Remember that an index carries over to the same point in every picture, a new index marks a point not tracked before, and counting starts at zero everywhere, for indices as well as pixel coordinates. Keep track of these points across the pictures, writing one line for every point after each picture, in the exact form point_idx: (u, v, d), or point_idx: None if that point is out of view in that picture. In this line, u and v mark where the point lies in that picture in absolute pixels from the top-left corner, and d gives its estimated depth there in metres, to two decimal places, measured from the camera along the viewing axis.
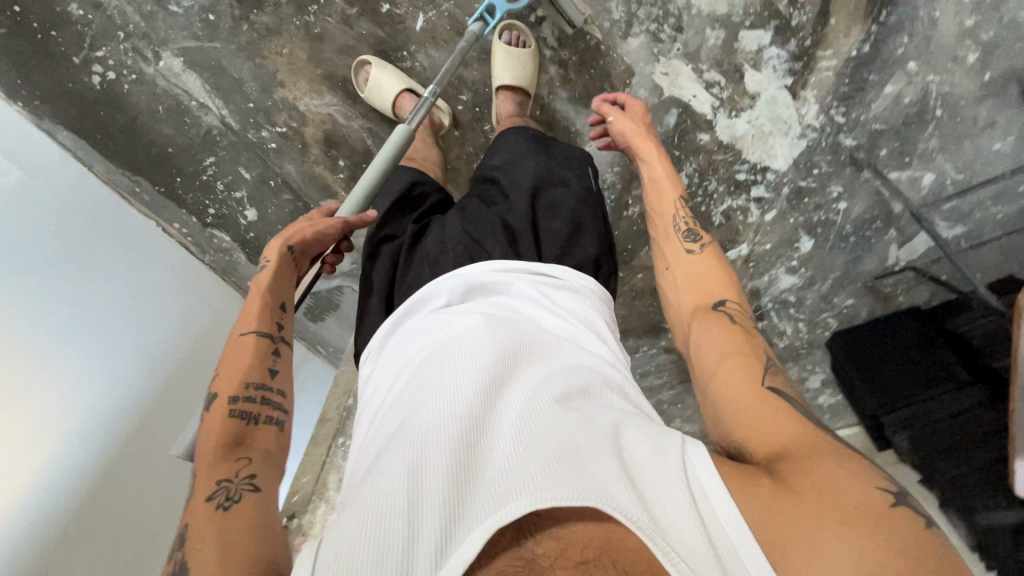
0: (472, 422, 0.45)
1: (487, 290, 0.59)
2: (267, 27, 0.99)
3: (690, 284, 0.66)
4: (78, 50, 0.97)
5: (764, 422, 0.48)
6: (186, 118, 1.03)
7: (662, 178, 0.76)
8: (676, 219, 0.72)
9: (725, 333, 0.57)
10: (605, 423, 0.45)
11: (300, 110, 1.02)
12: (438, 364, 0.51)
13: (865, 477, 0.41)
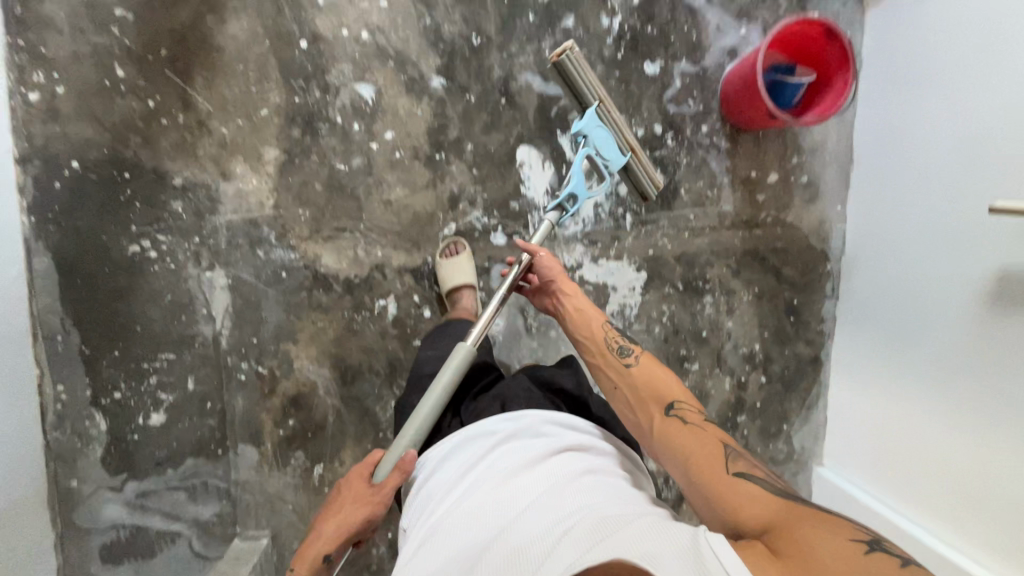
0: (535, 525, 0.62)
1: (528, 429, 0.77)
2: (319, 303, 1.08)
3: (637, 398, 0.78)
4: (145, 225, 1.02)
5: (742, 509, 0.60)
6: (182, 315, 1.04)
7: (586, 313, 0.91)
8: (609, 341, 0.86)
9: (687, 438, 0.70)
10: (623, 524, 0.58)
11: (291, 364, 1.09)
12: (491, 489, 0.69)
13: (843, 534, 0.53)
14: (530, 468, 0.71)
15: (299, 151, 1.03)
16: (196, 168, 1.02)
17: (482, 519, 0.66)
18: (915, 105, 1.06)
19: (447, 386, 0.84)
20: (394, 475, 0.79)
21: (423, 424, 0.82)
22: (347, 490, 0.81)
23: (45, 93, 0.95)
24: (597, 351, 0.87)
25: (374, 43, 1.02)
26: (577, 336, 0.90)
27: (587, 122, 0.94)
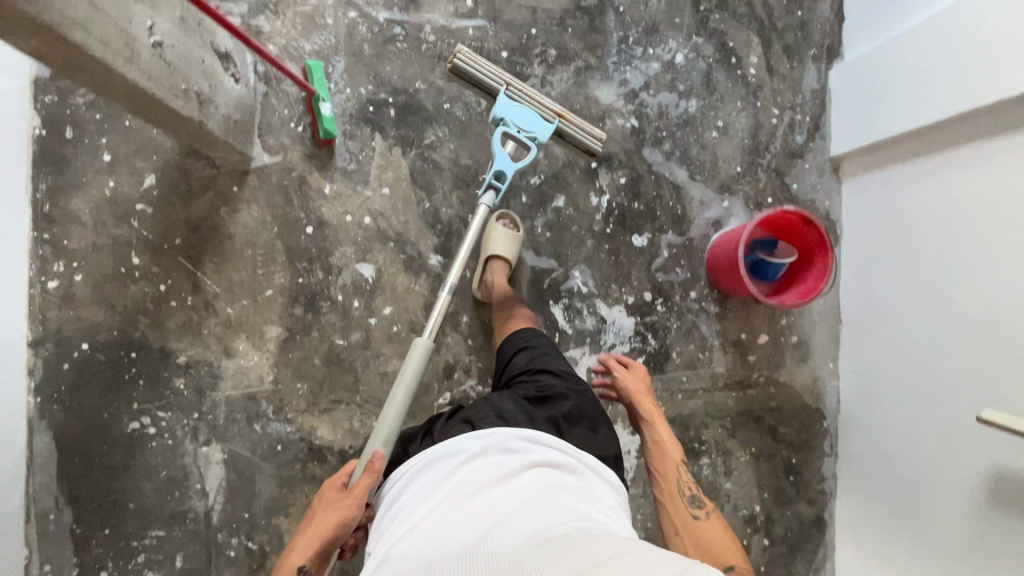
0: (512, 538, 0.57)
1: (526, 458, 0.72)
2: (312, 475, 1.08)
3: (672, 501, 0.83)
4: (146, 401, 1.04)
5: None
6: (175, 491, 1.05)
7: (669, 449, 0.90)
8: (679, 471, 0.87)
9: (728, 554, 0.75)
10: (609, 549, 0.52)
11: (281, 539, 1.07)
12: (480, 509, 0.64)
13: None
14: (523, 491, 0.66)
15: (300, 329, 1.07)
16: (201, 346, 1.05)
17: (463, 533, 0.61)
18: (891, 285, 1.10)
19: (406, 392, 0.87)
20: (364, 480, 0.79)
21: (391, 422, 0.85)
22: (321, 502, 0.81)
23: (63, 280, 1.02)
24: (667, 491, 0.85)
25: (375, 227, 1.09)
26: (650, 468, 0.89)
27: (502, 105, 1.01)
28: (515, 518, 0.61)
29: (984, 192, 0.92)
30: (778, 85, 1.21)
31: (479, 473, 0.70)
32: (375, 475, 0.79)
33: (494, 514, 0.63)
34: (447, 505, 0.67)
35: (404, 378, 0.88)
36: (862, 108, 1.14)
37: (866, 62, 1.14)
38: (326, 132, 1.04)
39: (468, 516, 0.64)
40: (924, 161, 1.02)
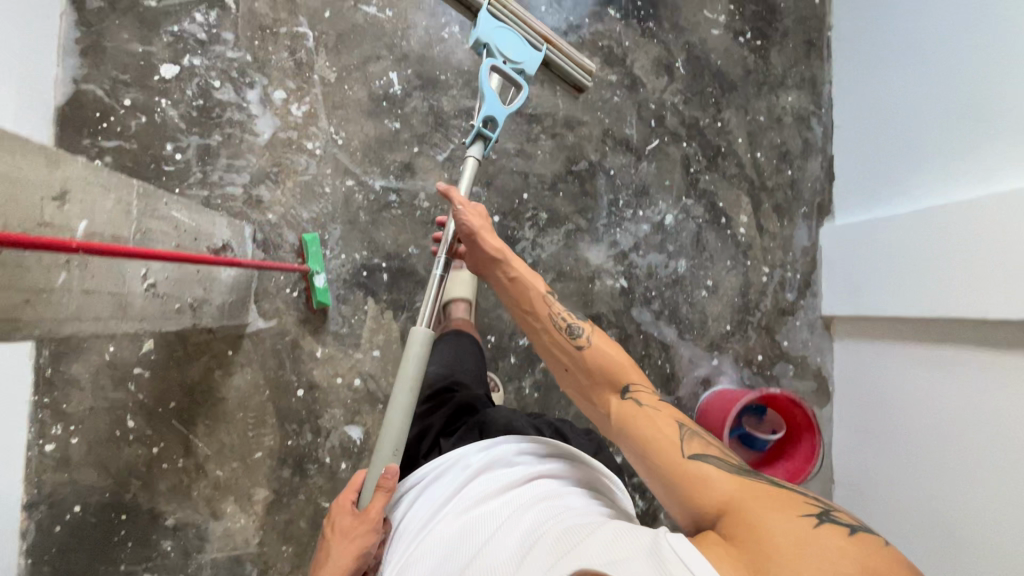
0: (500, 549, 0.55)
1: (511, 456, 0.69)
2: None
3: (586, 373, 0.71)
4: (133, 563, 1.05)
5: (700, 491, 0.55)
6: None
7: (599, 351, 0.72)
8: (556, 322, 0.74)
9: (642, 421, 0.63)
10: (586, 534, 0.53)
11: None
12: (471, 515, 0.62)
13: (794, 511, 0.51)
14: (507, 491, 0.64)
15: (287, 491, 1.09)
16: (190, 508, 1.07)
17: (458, 546, 0.59)
18: (889, 454, 1.06)
19: (404, 403, 0.72)
20: (379, 497, 0.69)
21: (388, 454, 0.70)
22: (337, 527, 0.68)
23: (60, 442, 1.03)
24: (584, 376, 0.71)
25: (366, 389, 1.11)
26: (566, 360, 0.72)
27: (485, 26, 0.85)
28: (508, 522, 0.59)
29: (958, 407, 0.91)
30: (768, 243, 1.22)
31: (469, 485, 0.67)
32: (389, 490, 0.69)
33: (487, 521, 0.60)
34: (441, 514, 0.64)
35: (400, 380, 0.73)
36: (847, 276, 1.15)
37: (851, 233, 1.15)
38: (320, 302, 1.07)
39: (462, 529, 0.61)
40: (915, 348, 1.00)
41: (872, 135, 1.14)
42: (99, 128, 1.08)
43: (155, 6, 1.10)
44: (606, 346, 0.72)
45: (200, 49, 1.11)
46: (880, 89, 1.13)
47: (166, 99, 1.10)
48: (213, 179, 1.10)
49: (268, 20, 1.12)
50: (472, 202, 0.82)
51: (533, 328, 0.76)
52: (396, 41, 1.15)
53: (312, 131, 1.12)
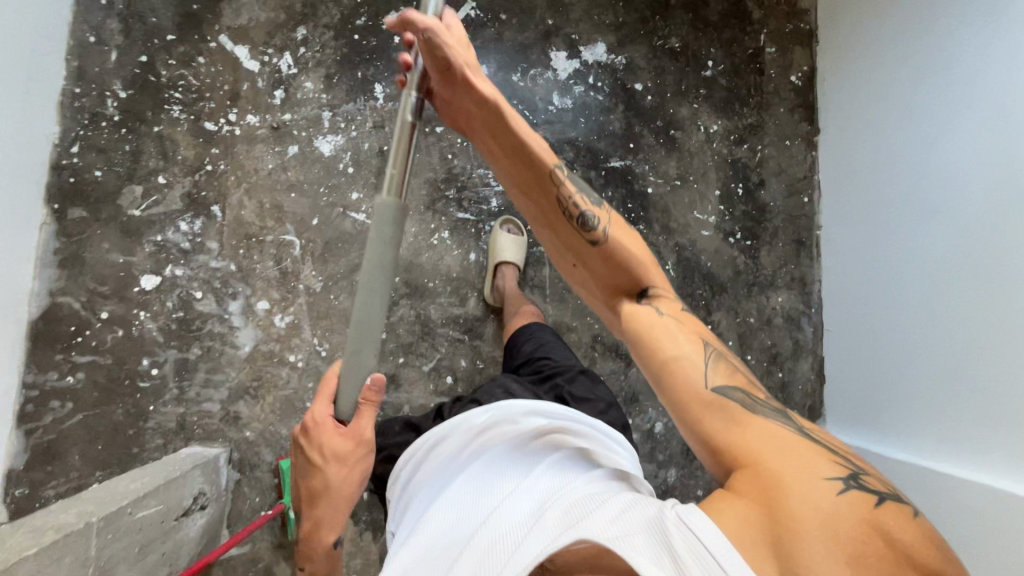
0: (511, 510, 0.56)
1: (510, 418, 0.76)
2: None
3: (607, 304, 0.66)
4: None
5: (716, 425, 0.51)
6: None
7: (620, 253, 0.64)
8: (569, 203, 0.65)
9: (655, 330, 0.58)
10: (593, 505, 0.52)
11: None
12: (477, 482, 0.64)
13: (817, 471, 0.46)
14: (514, 451, 0.67)
15: None
16: None
17: (462, 511, 0.61)
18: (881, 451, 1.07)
19: (389, 240, 0.62)
20: (365, 412, 0.68)
21: (369, 357, 0.65)
22: (322, 451, 0.68)
23: None
24: (591, 274, 0.66)
25: None
26: (579, 258, 0.66)
27: None
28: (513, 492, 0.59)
29: (943, 409, 0.96)
30: None
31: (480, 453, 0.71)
32: (376, 402, 0.68)
33: (495, 488, 0.61)
34: (450, 482, 0.68)
35: (374, 231, 0.62)
36: None
37: None
38: (291, 534, 1.04)
39: (467, 499, 0.62)
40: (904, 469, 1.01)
41: (852, 305, 1.18)
42: (73, 343, 1.05)
43: (139, 215, 1.08)
44: (626, 233, 0.66)
45: (183, 258, 1.08)
46: (862, 267, 1.17)
47: (145, 311, 1.07)
48: (190, 394, 1.06)
49: (254, 227, 1.11)
50: (455, 26, 0.66)
51: (556, 240, 0.67)
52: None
53: (295, 342, 1.09)
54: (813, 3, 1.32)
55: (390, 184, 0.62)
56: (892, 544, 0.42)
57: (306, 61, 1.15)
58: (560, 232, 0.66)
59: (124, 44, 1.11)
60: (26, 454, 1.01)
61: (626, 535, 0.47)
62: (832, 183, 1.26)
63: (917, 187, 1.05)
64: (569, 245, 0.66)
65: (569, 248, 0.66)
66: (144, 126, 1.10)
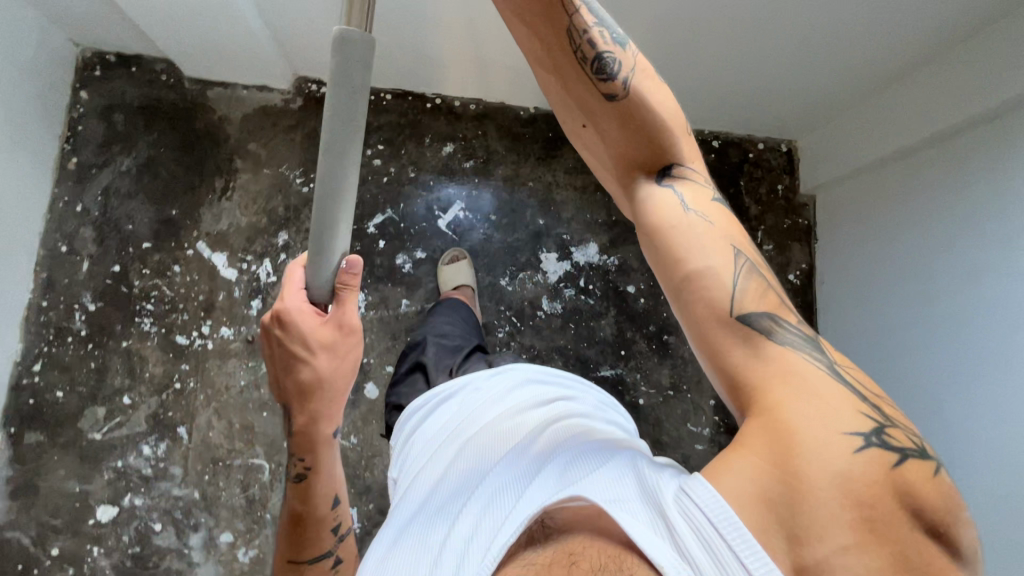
0: (496, 481, 0.51)
1: (510, 385, 0.71)
2: None
3: (620, 172, 0.51)
4: None
5: (736, 352, 0.43)
6: None
7: (642, 120, 0.49)
8: (582, 57, 0.49)
9: (672, 211, 0.47)
10: (592, 466, 0.48)
11: None
12: (459, 457, 0.59)
13: (837, 423, 0.39)
14: (496, 420, 0.63)
15: None
16: None
17: (442, 485, 0.55)
18: None
19: (357, 117, 0.50)
20: (348, 302, 0.62)
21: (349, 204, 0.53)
22: (300, 343, 0.62)
23: None
24: (602, 153, 0.52)
25: None
26: (586, 122, 0.51)
27: None
28: (503, 460, 0.54)
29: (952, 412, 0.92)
30: None
31: (478, 412, 0.67)
32: (356, 290, 0.61)
33: (484, 457, 0.57)
34: (434, 451, 0.63)
35: (333, 92, 0.48)
36: None
37: None
38: None
39: (472, 458, 0.57)
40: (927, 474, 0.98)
41: None
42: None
43: (99, 439, 1.02)
44: (656, 92, 0.50)
45: (143, 485, 1.02)
46: None
47: (99, 546, 1.00)
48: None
49: (221, 450, 1.05)
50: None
51: (555, 95, 0.51)
52: (357, 466, 1.07)
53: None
54: (811, 199, 1.29)
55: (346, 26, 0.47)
56: (902, 511, 0.37)
57: (286, 268, 1.11)
58: (565, 65, 0.50)
59: (96, 254, 1.07)
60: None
61: (620, 500, 0.43)
62: (834, 338, 1.21)
63: (925, 361, 0.98)
64: (580, 99, 0.50)
65: (563, 104, 0.52)
66: (111, 341, 1.05)
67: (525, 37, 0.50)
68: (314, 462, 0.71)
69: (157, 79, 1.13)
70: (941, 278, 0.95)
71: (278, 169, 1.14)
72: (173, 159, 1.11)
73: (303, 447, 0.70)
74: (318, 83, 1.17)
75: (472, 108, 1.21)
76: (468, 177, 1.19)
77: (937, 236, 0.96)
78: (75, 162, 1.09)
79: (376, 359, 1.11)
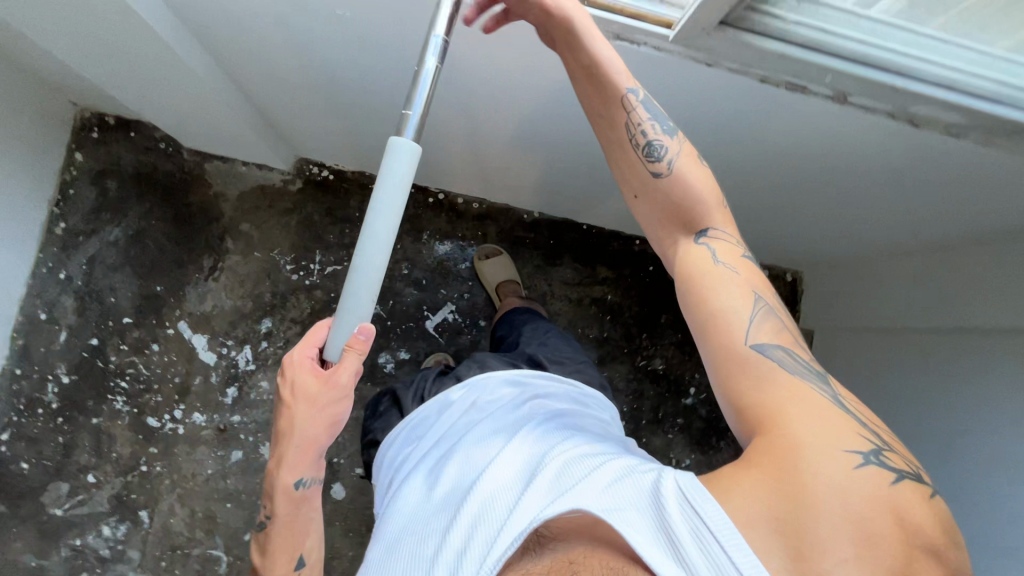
0: (498, 476, 0.53)
1: (501, 388, 0.74)
2: None
3: (657, 211, 0.56)
4: None
5: (750, 381, 0.47)
6: None
7: (685, 181, 0.55)
8: (624, 104, 0.54)
9: (700, 259, 0.53)
10: (590, 469, 0.49)
11: None
12: (460, 453, 0.61)
13: (836, 443, 0.43)
14: (497, 420, 0.66)
15: None
16: None
17: (450, 477, 0.58)
18: None
19: (392, 210, 0.46)
20: (347, 360, 0.52)
21: (363, 305, 0.49)
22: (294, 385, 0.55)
23: None
24: (645, 202, 0.56)
25: None
26: (636, 175, 0.55)
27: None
28: (503, 454, 0.56)
29: None
30: None
31: (484, 410, 0.70)
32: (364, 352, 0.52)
33: (483, 451, 0.59)
34: (436, 453, 0.65)
35: (377, 195, 0.45)
36: None
37: None
38: None
39: (482, 447, 0.60)
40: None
41: None
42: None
43: (60, 515, 1.01)
44: (692, 163, 0.55)
45: (99, 565, 1.02)
46: None
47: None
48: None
49: (181, 538, 1.05)
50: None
51: (607, 138, 0.57)
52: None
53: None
54: (808, 331, 1.27)
55: (399, 134, 0.45)
56: (897, 529, 0.40)
57: (266, 357, 1.10)
58: (615, 131, 0.56)
59: (75, 324, 1.05)
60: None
61: (615, 513, 0.43)
62: None
63: None
64: (626, 147, 0.56)
65: (618, 154, 0.56)
66: (82, 416, 1.04)
67: (582, 65, 0.53)
68: (278, 524, 0.59)
69: (155, 146, 1.09)
70: (939, 459, 0.93)
71: (269, 253, 1.11)
72: (163, 232, 1.08)
73: (272, 500, 0.59)
74: (319, 166, 1.14)
75: (474, 207, 1.17)
76: (462, 278, 1.17)
77: (938, 417, 0.93)
78: (63, 228, 1.06)
79: (347, 460, 1.09)
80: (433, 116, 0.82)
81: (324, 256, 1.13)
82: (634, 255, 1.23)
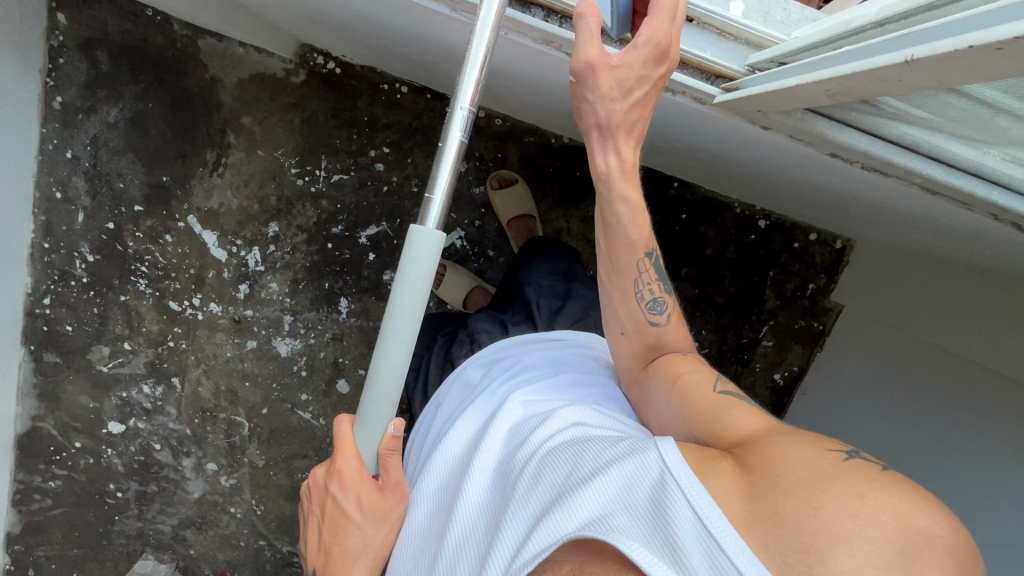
0: (482, 501, 0.46)
1: (460, 368, 0.64)
2: None
3: (648, 350, 0.55)
4: None
5: (721, 434, 0.44)
6: None
7: (669, 327, 0.55)
8: (639, 264, 0.53)
9: (682, 366, 0.52)
10: (572, 465, 0.41)
11: None
12: (439, 453, 0.53)
13: (811, 445, 0.39)
14: (462, 405, 0.57)
15: None
16: None
17: (442, 494, 0.51)
18: None
19: (414, 308, 0.39)
20: (392, 464, 0.48)
21: (389, 409, 0.43)
22: (353, 509, 0.49)
23: None
24: (635, 336, 0.55)
25: None
26: (628, 322, 0.54)
27: None
28: (477, 460, 0.49)
29: None
30: None
31: (445, 405, 0.60)
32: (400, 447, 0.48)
33: (463, 455, 0.52)
34: (422, 463, 0.57)
35: (398, 284, 0.38)
36: None
37: None
38: None
39: (463, 444, 0.53)
40: None
41: None
42: (52, 459, 1.17)
43: (106, 371, 1.15)
44: (677, 314, 0.56)
45: (144, 415, 1.18)
46: None
47: (111, 448, 1.18)
48: (148, 516, 1.22)
49: (209, 403, 1.18)
50: (626, 71, 0.41)
51: (606, 285, 0.54)
52: (324, 443, 1.20)
53: (236, 499, 1.21)
54: (837, 307, 1.15)
55: (421, 222, 0.38)
56: (912, 514, 0.32)
57: (274, 260, 1.12)
58: (610, 281, 0.54)
59: (91, 207, 1.07)
60: (20, 525, 1.20)
61: (606, 521, 0.35)
62: None
63: None
64: (626, 292, 0.53)
65: (608, 304, 0.55)
66: (111, 292, 1.11)
67: (614, 257, 0.52)
68: None
69: (143, 14, 1.01)
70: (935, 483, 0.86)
71: (273, 153, 1.08)
72: (163, 118, 1.04)
73: None
74: (325, 57, 1.06)
75: (497, 124, 1.06)
76: (474, 204, 1.08)
77: (930, 443, 0.85)
78: (60, 101, 1.02)
79: (351, 361, 1.16)
80: (433, 52, 0.66)
81: (329, 163, 1.09)
82: (668, 199, 1.11)
